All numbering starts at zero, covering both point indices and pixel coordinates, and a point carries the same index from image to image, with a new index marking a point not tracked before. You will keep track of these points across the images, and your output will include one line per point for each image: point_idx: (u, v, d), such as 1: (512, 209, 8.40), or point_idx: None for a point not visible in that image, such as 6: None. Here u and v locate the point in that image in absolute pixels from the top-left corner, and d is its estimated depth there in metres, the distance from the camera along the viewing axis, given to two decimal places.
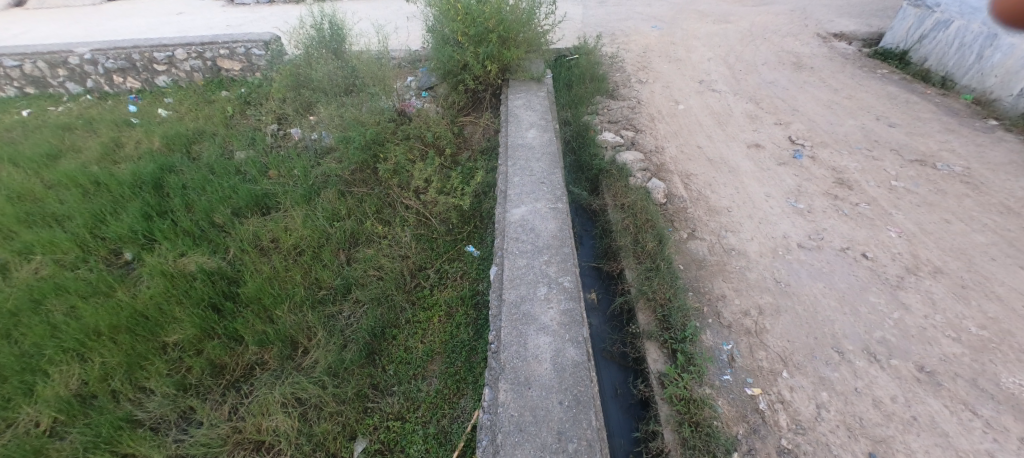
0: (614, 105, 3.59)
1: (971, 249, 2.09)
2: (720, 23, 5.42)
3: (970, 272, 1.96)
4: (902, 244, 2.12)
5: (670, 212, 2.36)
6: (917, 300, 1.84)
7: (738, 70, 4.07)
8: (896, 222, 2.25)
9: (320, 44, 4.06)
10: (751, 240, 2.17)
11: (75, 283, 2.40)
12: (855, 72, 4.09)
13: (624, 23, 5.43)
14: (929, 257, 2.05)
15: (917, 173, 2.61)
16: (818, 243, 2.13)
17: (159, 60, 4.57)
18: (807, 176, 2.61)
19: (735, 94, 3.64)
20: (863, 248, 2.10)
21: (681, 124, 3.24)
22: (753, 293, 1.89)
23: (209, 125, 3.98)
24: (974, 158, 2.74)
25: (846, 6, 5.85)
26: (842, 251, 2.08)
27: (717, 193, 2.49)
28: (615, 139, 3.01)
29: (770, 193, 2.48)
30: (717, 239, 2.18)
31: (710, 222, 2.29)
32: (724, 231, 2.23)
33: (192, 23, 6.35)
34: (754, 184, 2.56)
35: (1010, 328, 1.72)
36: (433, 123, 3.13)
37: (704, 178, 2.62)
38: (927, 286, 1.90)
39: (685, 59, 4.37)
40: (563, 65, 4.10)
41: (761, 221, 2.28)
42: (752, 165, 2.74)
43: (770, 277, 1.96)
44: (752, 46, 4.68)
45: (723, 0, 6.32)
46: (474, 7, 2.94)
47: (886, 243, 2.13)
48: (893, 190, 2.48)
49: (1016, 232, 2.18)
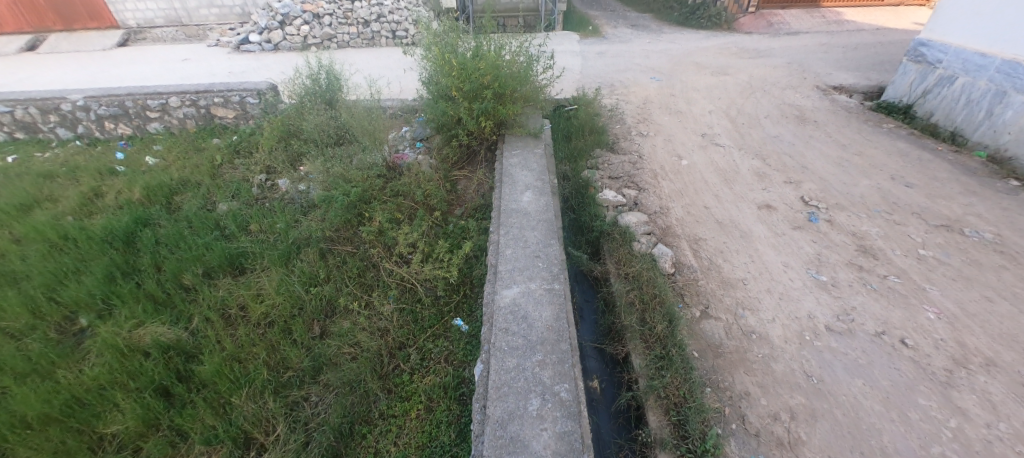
0: (615, 158, 3.44)
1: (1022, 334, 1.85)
2: (718, 76, 5.43)
3: None
4: (944, 329, 1.88)
5: (680, 285, 2.14)
6: (975, 403, 1.57)
7: (741, 124, 3.98)
8: (932, 300, 2.02)
9: (315, 95, 4.00)
10: (774, 321, 1.92)
11: (12, 358, 2.14)
12: (861, 126, 4.00)
13: (623, 75, 5.44)
14: (978, 345, 1.80)
15: (946, 240, 2.41)
16: (848, 325, 1.89)
17: (152, 107, 4.50)
18: (825, 243, 2.41)
19: (739, 148, 3.52)
20: (901, 333, 1.86)
21: (686, 181, 3.08)
22: (781, 391, 1.63)
23: (195, 175, 3.85)
24: (1003, 224, 2.55)
25: (842, 59, 5.92)
26: (876, 337, 1.84)
27: (729, 262, 2.28)
28: (617, 198, 2.83)
29: (787, 263, 2.27)
30: (734, 319, 1.94)
31: (725, 297, 2.06)
32: (741, 309, 1.99)
33: (194, 70, 6.41)
34: (768, 251, 2.36)
35: None
36: (425, 180, 2.97)
37: (713, 244, 2.42)
38: (982, 384, 1.64)
39: (685, 112, 4.30)
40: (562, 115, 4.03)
41: (782, 297, 2.05)
42: (765, 229, 2.54)
43: (799, 370, 1.70)
44: (753, 99, 4.64)
45: (719, 53, 6.43)
46: (469, 63, 2.84)
47: (926, 327, 1.89)
48: (922, 260, 2.27)
49: None
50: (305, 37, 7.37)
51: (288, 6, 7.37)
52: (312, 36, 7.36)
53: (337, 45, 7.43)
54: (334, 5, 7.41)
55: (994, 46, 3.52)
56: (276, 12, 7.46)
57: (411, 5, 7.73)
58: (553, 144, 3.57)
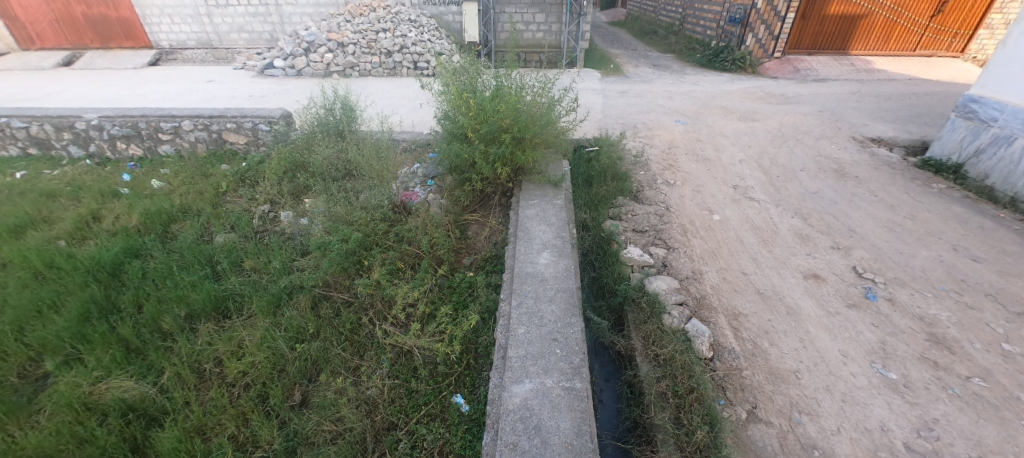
0: (639, 208, 3.17)
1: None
2: (746, 121, 5.21)
3: None
4: None
5: (720, 374, 1.82)
6: None
7: (775, 176, 3.70)
8: None
9: (328, 127, 3.88)
10: (838, 433, 1.59)
11: None
12: (908, 184, 3.68)
13: (646, 116, 5.25)
14: None
15: None
16: (932, 445, 1.55)
17: (164, 129, 4.43)
18: (888, 328, 2.08)
19: (776, 203, 3.23)
20: None
21: (719, 240, 2.79)
22: None
23: (196, 203, 3.71)
24: None
25: (877, 109, 5.66)
26: None
27: (777, 347, 1.96)
28: (643, 257, 2.55)
29: (845, 353, 1.94)
30: (789, 427, 1.61)
31: (775, 394, 1.74)
32: (797, 413, 1.66)
33: (215, 92, 6.45)
34: (822, 335, 2.03)
35: None
36: (433, 225, 2.73)
37: (756, 322, 2.10)
38: None
39: (713, 159, 4.05)
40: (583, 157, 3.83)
41: (844, 400, 1.72)
42: (815, 305, 2.22)
43: None
44: (786, 148, 4.38)
45: (746, 97, 6.24)
46: (487, 104, 2.63)
47: None
48: (1008, 358, 1.92)
49: None
50: (327, 65, 7.43)
51: (314, 34, 7.49)
52: (335, 63, 7.42)
53: (359, 73, 7.49)
54: (359, 35, 7.50)
55: None
56: (302, 40, 7.57)
57: (433, 38, 7.78)
58: (572, 190, 3.35)
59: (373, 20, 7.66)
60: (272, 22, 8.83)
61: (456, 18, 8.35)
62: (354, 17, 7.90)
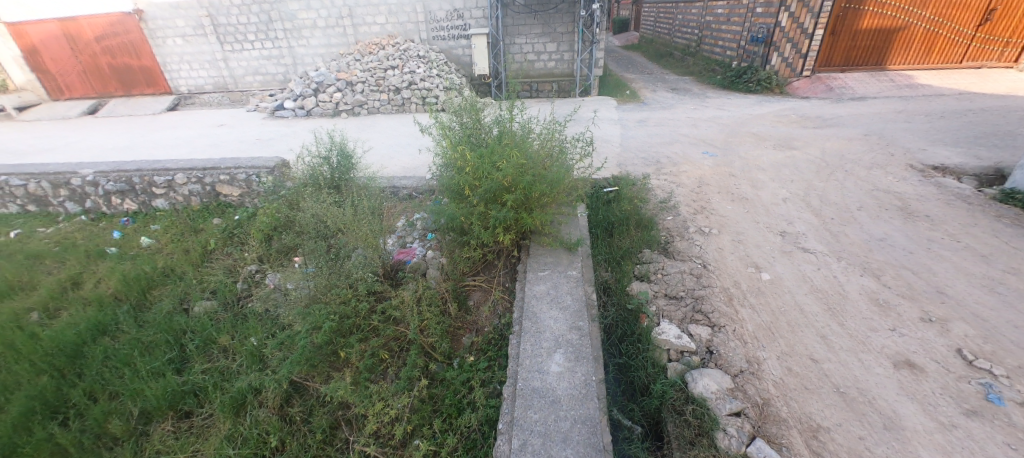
0: (670, 266, 2.68)
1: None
2: (783, 149, 4.68)
3: None
4: None
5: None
6: None
7: (829, 218, 3.17)
8: None
9: (320, 178, 3.56)
10: None
11: None
12: (996, 224, 3.07)
13: (669, 148, 4.80)
14: None
15: None
16: None
17: (158, 183, 4.24)
18: None
19: (836, 256, 2.70)
20: None
21: (774, 309, 2.27)
22: None
23: (180, 264, 3.43)
24: None
25: (932, 130, 5.05)
26: None
27: None
28: (682, 339, 2.06)
29: None
30: None
31: None
32: None
33: (222, 138, 6.35)
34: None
35: None
36: (426, 300, 2.33)
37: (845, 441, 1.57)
38: None
39: (753, 198, 3.54)
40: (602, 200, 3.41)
41: None
42: (920, 412, 1.68)
43: None
44: (835, 181, 3.83)
45: (778, 121, 5.73)
46: (486, 160, 2.22)
47: None
48: None
49: None
50: (336, 104, 7.31)
51: (322, 75, 7.42)
52: (343, 103, 7.30)
53: (367, 111, 7.34)
54: (367, 73, 7.40)
55: None
56: (311, 81, 7.52)
57: (442, 72, 7.60)
58: (591, 244, 2.90)
59: (382, 59, 7.56)
60: (284, 64, 8.87)
61: (465, 52, 8.21)
62: (363, 56, 7.84)
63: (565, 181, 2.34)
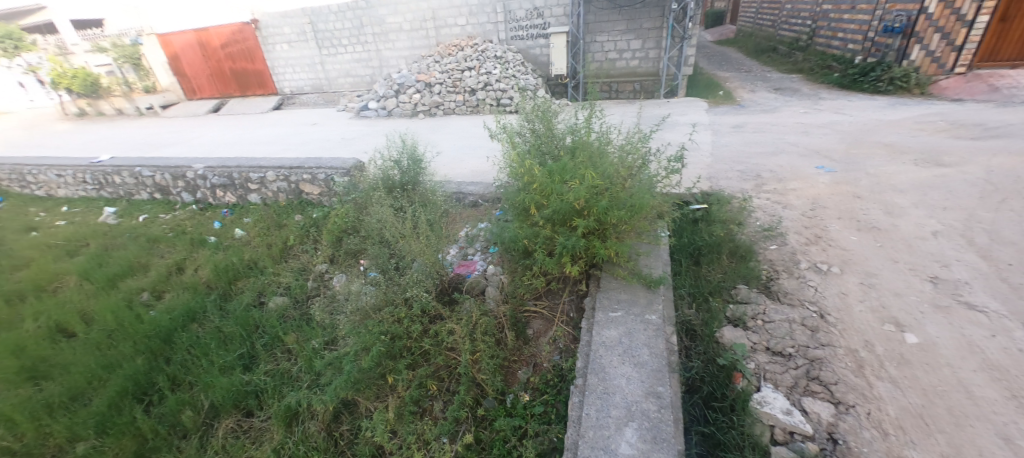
0: (775, 311, 2.19)
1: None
2: (927, 165, 3.79)
3: None
4: None
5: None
6: None
7: (1005, 264, 2.42)
8: None
9: (390, 182, 3.54)
10: None
11: None
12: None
13: (773, 160, 4.14)
14: None
15: None
16: None
17: (253, 179, 4.59)
18: None
19: (1022, 321, 2.01)
20: None
21: (927, 389, 1.72)
22: None
23: (262, 257, 3.62)
24: None
25: None
26: None
27: None
28: (793, 418, 1.62)
29: None
30: None
31: None
32: None
33: (313, 136, 6.81)
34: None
35: None
36: (479, 327, 2.10)
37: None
38: None
39: (888, 228, 2.85)
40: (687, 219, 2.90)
41: None
42: None
43: None
44: (1010, 211, 2.95)
45: (919, 130, 4.70)
46: (557, 178, 1.95)
47: None
48: None
49: None
50: (415, 105, 7.51)
51: (404, 77, 7.68)
52: (421, 104, 7.47)
53: (443, 112, 7.42)
54: (446, 74, 7.49)
55: None
56: (393, 82, 7.81)
57: (518, 73, 7.44)
58: (675, 275, 2.48)
59: (460, 60, 7.61)
60: (372, 66, 9.34)
61: (543, 51, 7.97)
62: (443, 58, 7.96)
63: (651, 205, 1.97)
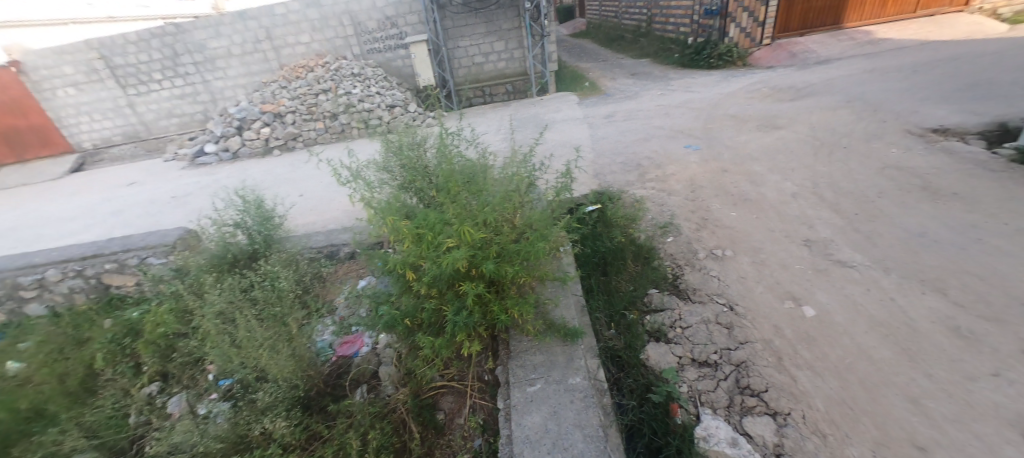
0: (688, 313, 2.43)
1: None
2: (767, 130, 4.74)
3: None
4: None
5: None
6: None
7: (853, 216, 3.17)
8: None
9: (230, 255, 2.75)
10: None
11: None
12: (1010, 205, 3.05)
13: (648, 145, 4.68)
14: None
15: None
16: None
17: (26, 284, 3.25)
18: None
19: (882, 269, 2.63)
20: None
21: (844, 360, 2.09)
22: None
23: (39, 401, 2.34)
24: None
25: (913, 90, 5.18)
26: None
27: None
28: (735, 439, 1.77)
29: None
30: None
31: None
32: None
33: (131, 201, 5.38)
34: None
35: None
36: (369, 444, 1.61)
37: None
38: None
39: (756, 199, 3.54)
40: (595, 230, 3.07)
41: None
42: None
43: None
44: (840, 164, 3.91)
45: (754, 99, 5.68)
46: (429, 235, 1.55)
47: None
48: None
49: None
50: (266, 140, 6.41)
51: (243, 110, 6.56)
52: (273, 137, 6.39)
53: (304, 144, 6.45)
54: (296, 101, 6.55)
55: None
56: (231, 119, 6.63)
57: (382, 90, 6.85)
58: (587, 296, 2.63)
59: (311, 82, 6.73)
60: (201, 101, 7.79)
61: (405, 62, 7.44)
62: (289, 82, 6.95)
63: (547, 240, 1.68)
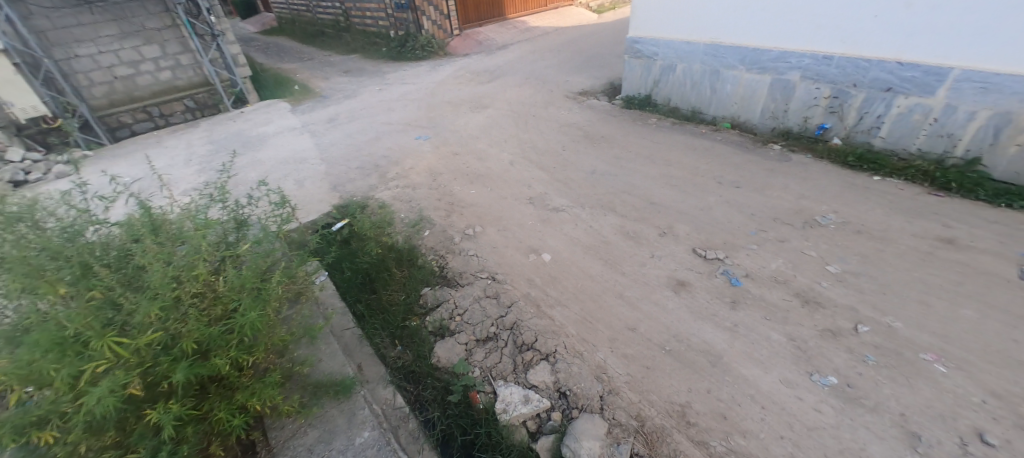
0: (461, 299, 2.62)
1: (900, 335, 2.34)
2: (478, 110, 5.38)
3: (892, 341, 2.31)
4: (854, 340, 2.32)
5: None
6: (922, 415, 1.96)
7: (554, 169, 4.03)
8: (824, 312, 2.49)
9: None
10: (787, 438, 1.89)
11: None
12: (630, 141, 4.53)
13: (380, 143, 4.60)
14: (873, 341, 2.31)
15: (774, 247, 2.98)
16: (814, 391, 2.08)
17: None
18: (731, 301, 2.57)
19: (581, 207, 3.49)
20: (842, 376, 2.14)
21: (578, 287, 2.72)
22: None
23: None
24: (780, 204, 3.44)
25: (562, 63, 6.86)
26: (842, 390, 2.08)
27: (708, 383, 2.11)
28: (527, 396, 2.00)
29: (728, 341, 2.33)
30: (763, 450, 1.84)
31: (745, 438, 1.88)
32: (756, 432, 1.90)
33: None
34: (732, 353, 2.26)
35: (969, 396, 2.04)
36: None
37: (690, 390, 2.08)
38: (907, 394, 2.05)
39: (486, 173, 4.02)
40: (344, 254, 2.97)
41: (769, 404, 2.02)
42: (682, 308, 2.54)
43: None
44: (535, 129, 4.84)
45: (460, 84, 6.33)
46: (74, 362, 1.19)
47: (849, 359, 2.22)
48: (784, 279, 2.72)
49: (862, 273, 2.75)
50: None
51: None
52: None
53: None
54: None
55: (692, 35, 4.77)
56: None
57: None
58: (363, 324, 2.53)
59: None
60: None
61: None
62: None
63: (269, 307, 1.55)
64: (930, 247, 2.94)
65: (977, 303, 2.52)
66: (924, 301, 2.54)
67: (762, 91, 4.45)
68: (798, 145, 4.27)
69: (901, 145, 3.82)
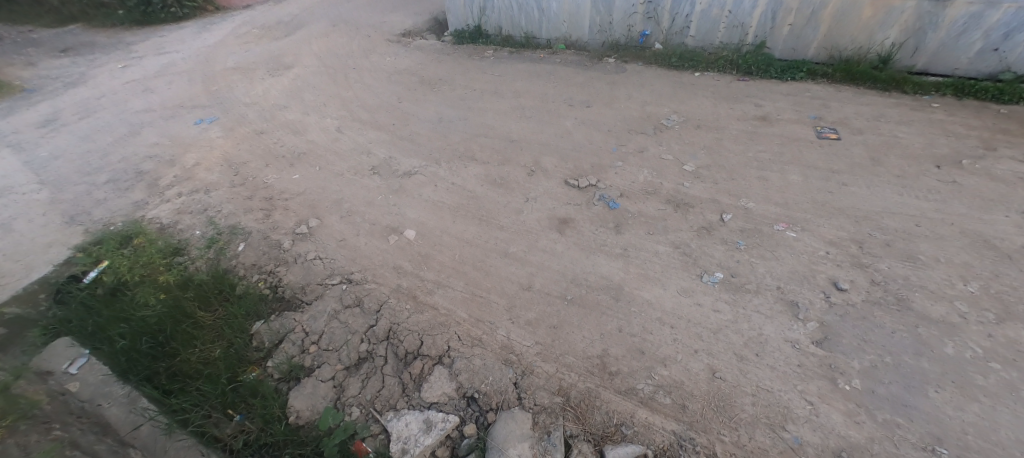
0: (312, 323, 1.98)
1: (756, 213, 2.50)
2: (279, 72, 4.23)
3: (753, 222, 2.44)
4: (726, 231, 2.39)
5: (687, 432, 1.56)
6: (794, 282, 2.10)
7: (394, 126, 3.36)
8: (695, 211, 2.52)
9: None
10: (703, 348, 1.83)
11: None
12: (472, 78, 4.04)
13: (138, 139, 3.27)
14: (740, 227, 2.41)
15: (637, 159, 2.94)
16: (710, 292, 2.07)
17: None
18: (614, 226, 2.43)
19: (436, 164, 2.96)
20: (727, 268, 2.18)
21: (457, 259, 2.27)
22: (781, 391, 1.68)
23: None
24: (631, 115, 3.41)
25: (373, 3, 5.83)
26: (730, 281, 2.12)
27: (617, 320, 1.94)
28: (427, 421, 1.60)
29: (624, 269, 2.19)
30: (686, 371, 1.75)
31: (666, 365, 1.77)
32: (674, 355, 1.80)
33: None
34: (630, 280, 2.13)
35: (820, 252, 2.25)
36: None
37: (603, 335, 1.88)
38: (779, 266, 2.18)
39: (309, 148, 3.16)
40: (101, 314, 2.04)
41: (676, 320, 1.94)
42: (572, 248, 2.31)
43: (769, 369, 1.75)
44: (358, 83, 4.00)
45: (247, 43, 4.92)
46: None
47: (727, 249, 2.28)
48: (654, 189, 2.68)
49: (713, 164, 2.88)
50: None
51: None
52: None
53: None
54: None
55: None
56: None
57: None
58: (166, 407, 1.75)
59: None
60: None
61: None
62: None
63: None
64: (754, 127, 3.22)
65: (798, 166, 2.83)
66: (763, 177, 2.75)
67: (586, 5, 4.32)
68: (628, 55, 4.31)
69: (708, 40, 4.12)
